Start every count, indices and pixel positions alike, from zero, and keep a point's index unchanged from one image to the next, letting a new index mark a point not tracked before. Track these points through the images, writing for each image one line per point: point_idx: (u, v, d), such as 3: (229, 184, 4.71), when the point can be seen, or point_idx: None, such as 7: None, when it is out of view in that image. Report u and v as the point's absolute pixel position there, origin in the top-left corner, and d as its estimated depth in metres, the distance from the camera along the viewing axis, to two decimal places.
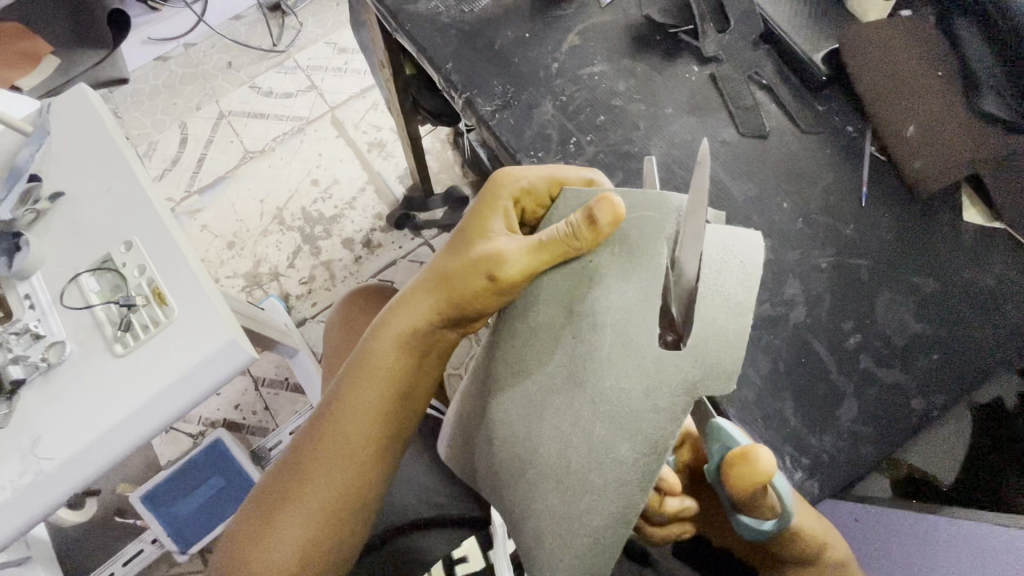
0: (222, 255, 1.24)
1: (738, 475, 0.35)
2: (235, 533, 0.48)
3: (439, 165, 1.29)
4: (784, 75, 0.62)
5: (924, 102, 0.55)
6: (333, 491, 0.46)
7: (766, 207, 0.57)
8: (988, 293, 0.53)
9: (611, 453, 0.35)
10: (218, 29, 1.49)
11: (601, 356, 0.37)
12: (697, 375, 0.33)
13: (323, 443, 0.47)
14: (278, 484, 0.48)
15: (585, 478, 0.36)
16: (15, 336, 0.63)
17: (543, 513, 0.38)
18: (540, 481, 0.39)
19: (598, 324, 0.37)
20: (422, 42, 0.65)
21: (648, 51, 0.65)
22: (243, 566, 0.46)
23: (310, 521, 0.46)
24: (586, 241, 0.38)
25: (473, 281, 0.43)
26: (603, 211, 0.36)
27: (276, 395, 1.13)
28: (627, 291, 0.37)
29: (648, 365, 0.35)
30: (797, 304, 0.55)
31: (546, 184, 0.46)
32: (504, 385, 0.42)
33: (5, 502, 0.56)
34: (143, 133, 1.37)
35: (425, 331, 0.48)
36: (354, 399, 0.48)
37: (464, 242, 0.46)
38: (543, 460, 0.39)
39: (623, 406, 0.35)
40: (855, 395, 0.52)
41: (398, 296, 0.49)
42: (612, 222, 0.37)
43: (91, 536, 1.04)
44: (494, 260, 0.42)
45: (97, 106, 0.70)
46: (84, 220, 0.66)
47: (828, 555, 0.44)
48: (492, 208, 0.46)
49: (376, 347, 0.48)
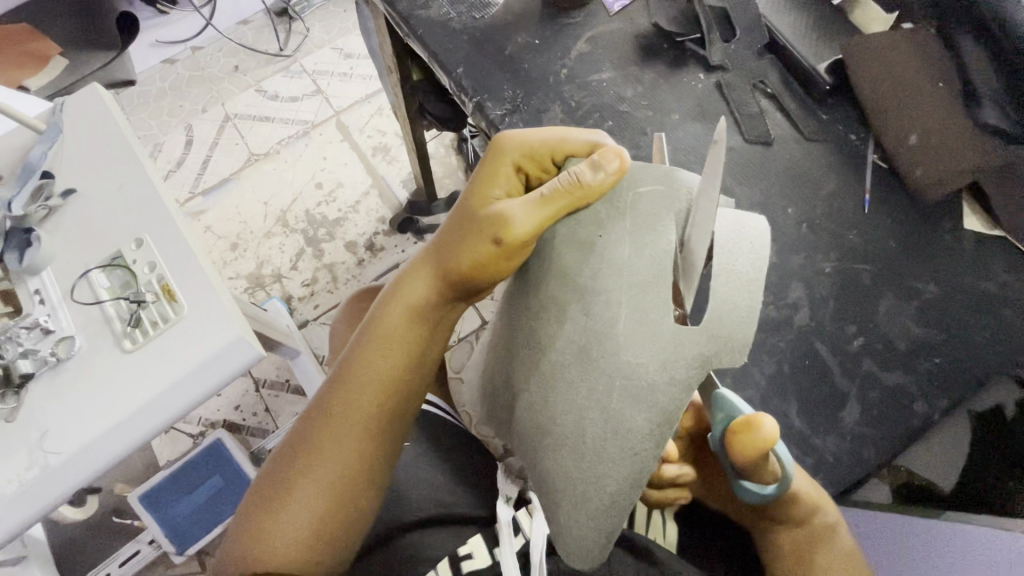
0: (225, 256, 1.24)
1: (738, 442, 0.38)
2: (247, 509, 0.49)
3: (444, 171, 1.30)
4: (787, 84, 0.63)
5: (925, 113, 0.57)
6: (346, 462, 0.48)
7: (770, 213, 0.58)
8: (988, 300, 0.54)
9: (625, 421, 0.36)
10: (226, 33, 1.51)
11: (615, 331, 0.37)
12: (711, 350, 0.34)
13: (333, 413, 0.49)
14: (289, 458, 0.49)
15: (602, 446, 0.38)
16: (26, 330, 0.63)
17: (563, 481, 0.40)
18: (566, 453, 0.40)
19: (611, 300, 0.38)
20: (434, 47, 0.66)
21: (655, 59, 0.66)
22: (255, 539, 0.47)
23: (324, 490, 0.47)
24: (591, 197, 0.42)
25: (481, 246, 0.44)
26: (608, 161, 0.41)
27: (277, 397, 1.14)
28: (638, 265, 0.38)
29: (665, 341, 0.35)
30: (801, 307, 0.55)
31: (548, 148, 0.46)
32: (525, 358, 0.44)
33: (12, 495, 0.56)
34: (150, 134, 1.38)
35: (434, 301, 0.49)
36: (363, 369, 0.49)
37: (470, 213, 0.47)
38: (561, 430, 0.41)
39: (637, 378, 0.36)
40: (857, 398, 0.53)
41: (405, 269, 0.51)
42: (618, 171, 0.41)
43: (87, 536, 1.04)
44: (498, 222, 0.43)
45: (111, 105, 0.71)
46: (96, 218, 0.66)
47: (817, 519, 0.47)
48: (495, 176, 0.47)
49: (384, 317, 0.49)
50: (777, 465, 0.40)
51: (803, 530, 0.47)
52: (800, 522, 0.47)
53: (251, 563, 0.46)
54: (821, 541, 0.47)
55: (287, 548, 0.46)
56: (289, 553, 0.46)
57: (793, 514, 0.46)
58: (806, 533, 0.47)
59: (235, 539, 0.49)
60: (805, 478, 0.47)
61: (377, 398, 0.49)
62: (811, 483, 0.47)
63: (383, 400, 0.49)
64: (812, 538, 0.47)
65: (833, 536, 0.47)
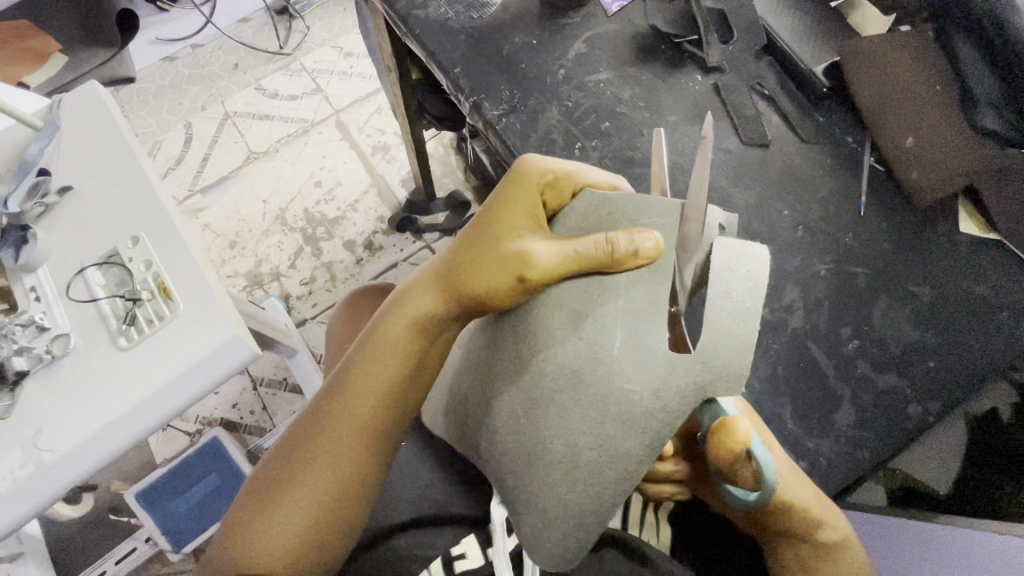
0: (223, 254, 1.24)
1: (714, 445, 0.38)
2: (237, 515, 0.49)
3: (443, 171, 1.30)
4: (786, 86, 0.63)
5: (923, 117, 0.56)
6: (339, 474, 0.48)
7: (767, 214, 0.58)
8: (985, 303, 0.54)
9: (619, 447, 0.36)
10: (226, 31, 1.51)
11: (611, 356, 0.38)
12: (708, 378, 0.35)
13: (329, 427, 0.48)
14: (281, 465, 0.49)
15: (596, 469, 0.37)
16: (20, 327, 0.63)
17: (549, 500, 0.40)
18: (549, 476, 0.39)
19: (605, 325, 0.38)
20: (432, 46, 0.66)
21: (652, 60, 0.66)
22: (245, 546, 0.47)
23: (314, 503, 0.47)
24: (622, 267, 0.38)
25: (500, 279, 0.43)
26: (645, 241, 0.37)
27: (275, 396, 1.14)
28: (637, 293, 0.38)
29: (658, 369, 0.36)
30: (796, 309, 0.55)
31: (570, 183, 0.46)
32: (506, 378, 0.43)
33: (6, 493, 0.56)
34: (149, 132, 1.38)
35: (434, 319, 0.49)
36: (360, 380, 0.49)
37: (485, 237, 0.46)
38: (551, 455, 0.39)
39: (630, 405, 0.36)
40: (852, 400, 0.53)
41: (410, 284, 0.51)
42: (653, 255, 0.38)
43: (82, 533, 1.03)
44: (521, 260, 0.42)
45: (108, 102, 0.71)
46: (92, 216, 0.66)
47: (824, 536, 0.45)
48: (515, 200, 0.46)
49: (385, 333, 0.49)
50: (758, 470, 0.39)
51: (807, 545, 0.46)
52: (806, 537, 0.46)
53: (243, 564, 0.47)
54: (826, 555, 0.46)
55: (277, 555, 0.46)
56: (279, 559, 0.46)
57: (798, 528, 0.45)
58: (809, 547, 0.46)
59: (225, 541, 0.49)
60: (814, 490, 0.45)
61: (373, 409, 0.48)
62: (819, 494, 0.46)
63: (377, 414, 0.49)
64: (818, 552, 0.46)
65: (842, 550, 0.46)
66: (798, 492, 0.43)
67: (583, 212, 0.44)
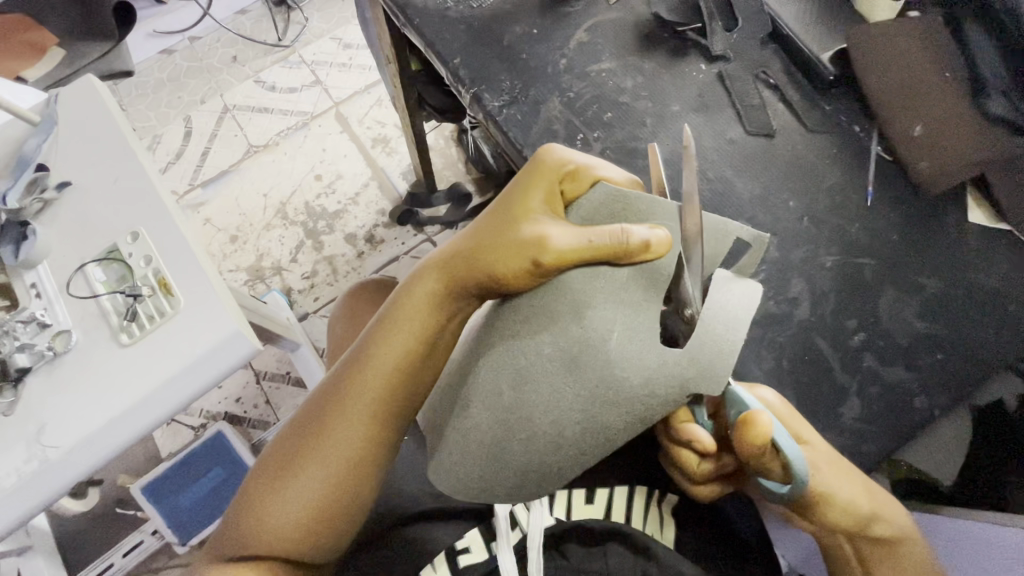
0: (225, 248, 1.24)
1: (739, 440, 0.38)
2: (242, 494, 0.49)
3: (444, 162, 1.29)
4: (791, 75, 0.63)
5: (933, 107, 0.56)
6: (340, 455, 0.47)
7: (772, 204, 0.58)
8: (993, 294, 0.54)
9: (604, 422, 0.38)
10: (224, 22, 1.50)
11: (608, 344, 0.38)
12: (691, 372, 0.36)
13: (335, 407, 0.48)
14: (287, 445, 0.49)
15: (579, 442, 0.38)
16: (21, 324, 0.63)
17: (529, 468, 0.40)
18: (532, 449, 0.39)
19: (604, 313, 0.39)
20: (430, 36, 0.65)
21: (655, 49, 0.65)
22: (248, 522, 0.46)
23: (317, 483, 0.47)
24: (633, 260, 0.39)
25: (512, 259, 0.41)
26: (659, 236, 0.38)
27: (278, 389, 1.14)
28: (631, 287, 0.39)
29: (650, 360, 0.37)
30: (802, 301, 0.55)
31: (589, 175, 0.45)
32: (495, 356, 0.41)
33: (10, 489, 0.56)
34: (148, 126, 1.37)
35: (440, 304, 0.48)
36: (368, 364, 0.48)
37: (501, 224, 0.45)
38: (537, 431, 0.39)
39: (621, 389, 0.37)
40: (857, 393, 0.52)
41: (421, 268, 0.50)
42: (663, 251, 0.38)
43: (88, 528, 1.04)
44: (536, 242, 0.40)
45: (105, 95, 0.71)
46: (92, 211, 0.66)
47: (877, 529, 0.44)
48: (533, 187, 0.45)
49: (393, 319, 0.48)
50: (784, 462, 0.39)
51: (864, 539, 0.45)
52: (857, 532, 0.45)
53: (244, 542, 0.46)
54: (890, 550, 0.45)
55: (278, 533, 0.46)
56: (283, 536, 0.46)
57: (852, 523, 0.44)
58: (866, 540, 0.45)
59: (228, 518, 0.49)
60: (861, 485, 0.44)
61: (376, 393, 0.48)
62: (868, 488, 0.44)
63: (382, 397, 0.48)
64: (877, 546, 0.45)
65: (900, 546, 0.45)
66: (841, 489, 0.42)
67: (597, 204, 0.43)
